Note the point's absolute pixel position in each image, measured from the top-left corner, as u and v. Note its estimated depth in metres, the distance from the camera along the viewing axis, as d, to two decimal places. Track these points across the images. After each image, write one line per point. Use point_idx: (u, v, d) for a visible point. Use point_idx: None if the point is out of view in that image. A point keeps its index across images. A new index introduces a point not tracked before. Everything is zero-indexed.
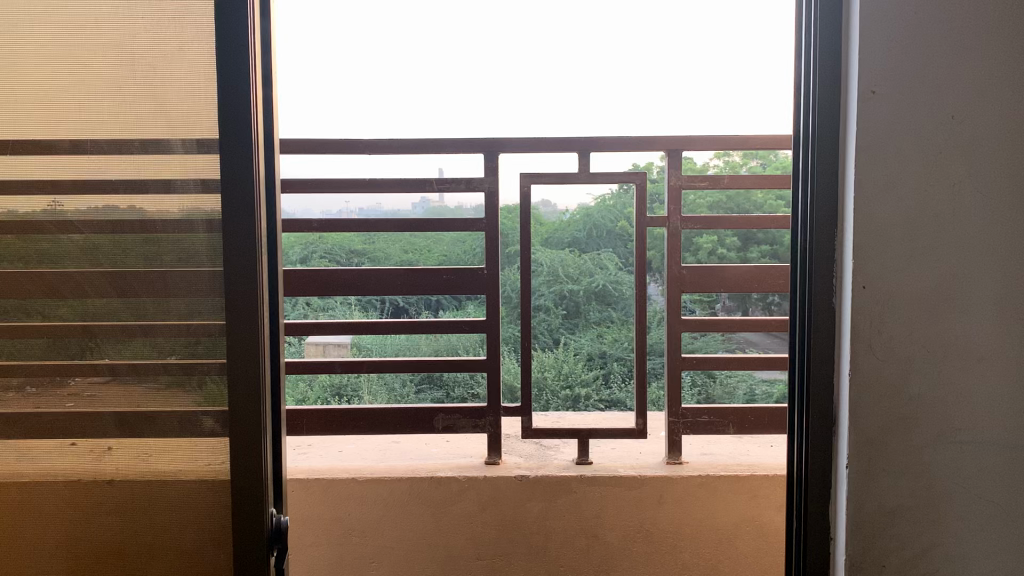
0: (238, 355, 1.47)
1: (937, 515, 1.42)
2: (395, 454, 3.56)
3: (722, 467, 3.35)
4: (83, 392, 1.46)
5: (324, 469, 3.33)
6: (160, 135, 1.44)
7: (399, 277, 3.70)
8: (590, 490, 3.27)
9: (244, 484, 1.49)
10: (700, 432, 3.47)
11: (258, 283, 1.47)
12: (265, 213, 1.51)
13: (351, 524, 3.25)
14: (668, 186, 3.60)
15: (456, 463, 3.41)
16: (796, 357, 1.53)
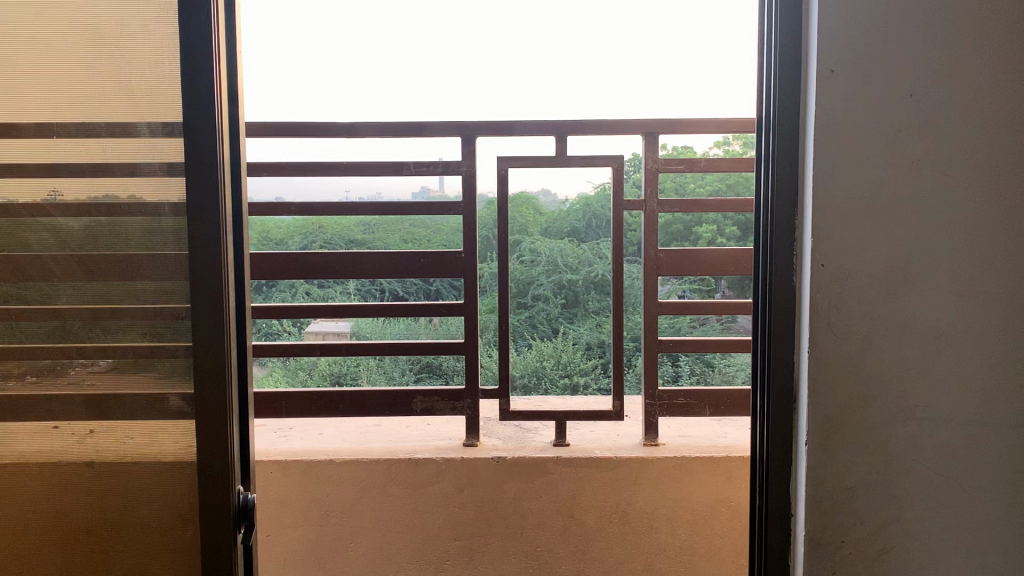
0: (203, 336, 1.48)
1: (895, 491, 1.44)
2: (376, 436, 3.57)
3: (698, 449, 3.38)
4: (83, 381, 1.48)
5: (303, 451, 3.35)
6: (126, 118, 1.45)
7: (377, 261, 3.73)
8: (566, 471, 3.29)
9: (210, 464, 1.51)
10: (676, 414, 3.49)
11: (223, 266, 1.48)
12: (231, 197, 1.53)
13: (330, 506, 3.27)
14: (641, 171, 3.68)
15: (435, 445, 3.43)
16: (759, 338, 1.54)
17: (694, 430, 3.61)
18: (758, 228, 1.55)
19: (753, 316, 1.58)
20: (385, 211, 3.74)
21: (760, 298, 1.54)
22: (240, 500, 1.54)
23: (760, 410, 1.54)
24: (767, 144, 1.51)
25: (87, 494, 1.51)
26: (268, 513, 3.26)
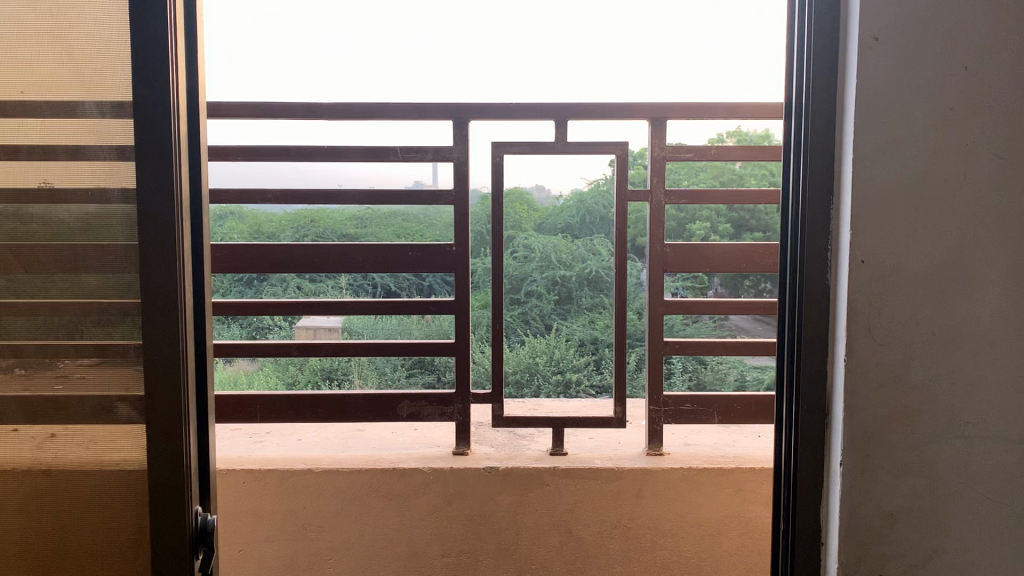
0: (155, 338, 1.30)
1: (940, 518, 1.26)
2: (360, 443, 3.32)
3: (705, 459, 3.14)
4: (73, 375, 1.31)
5: (278, 459, 3.09)
6: (72, 96, 1.27)
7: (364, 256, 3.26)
8: (563, 483, 3.04)
9: (162, 480, 1.32)
10: (682, 422, 3.21)
11: (177, 259, 1.29)
12: (187, 182, 1.34)
13: (307, 519, 3.01)
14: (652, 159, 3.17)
15: (423, 454, 3.17)
16: (786, 345, 1.37)
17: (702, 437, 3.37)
18: (786, 220, 1.38)
19: (779, 319, 1.41)
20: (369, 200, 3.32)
21: (788, 300, 1.36)
22: (198, 521, 1.36)
23: (787, 424, 1.36)
24: (798, 125, 1.33)
25: (45, 510, 1.34)
26: (240, 526, 3.01)
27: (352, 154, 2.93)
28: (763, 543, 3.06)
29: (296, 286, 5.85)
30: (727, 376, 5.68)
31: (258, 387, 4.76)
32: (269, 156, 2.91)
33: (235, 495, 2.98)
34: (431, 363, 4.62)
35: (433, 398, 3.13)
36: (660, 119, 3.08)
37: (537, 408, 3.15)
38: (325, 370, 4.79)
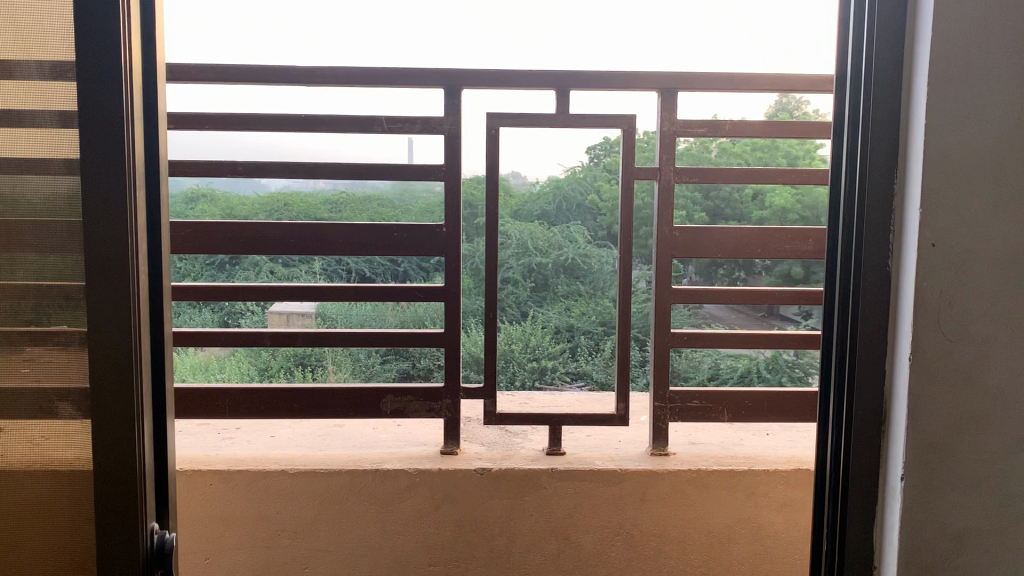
0: (104, 329, 1.10)
1: (1011, 539, 1.10)
2: (338, 440, 2.86)
3: (713, 459, 2.66)
4: (39, 359, 1.11)
5: (249, 459, 2.63)
6: (6, 54, 1.08)
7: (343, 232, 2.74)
8: (562, 486, 2.57)
9: (110, 492, 1.12)
10: (690, 420, 2.71)
11: (128, 239, 1.09)
12: (141, 155, 1.13)
13: (280, 524, 2.57)
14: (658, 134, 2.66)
15: (404, 451, 2.71)
16: (834, 338, 1.20)
17: (713, 429, 3.03)
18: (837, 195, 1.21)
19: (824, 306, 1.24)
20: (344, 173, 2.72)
21: (838, 286, 1.19)
22: (154, 540, 1.16)
23: (835, 426, 1.19)
24: (854, 88, 1.16)
25: None
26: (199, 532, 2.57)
27: (330, 123, 2.66)
28: (778, 551, 2.63)
29: (269, 269, 5.58)
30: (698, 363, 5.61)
31: (228, 375, 4.49)
32: (239, 123, 2.64)
33: (194, 496, 2.53)
34: (405, 352, 4.70)
35: (419, 391, 2.70)
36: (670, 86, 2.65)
37: (528, 403, 2.85)
38: (297, 357, 4.57)
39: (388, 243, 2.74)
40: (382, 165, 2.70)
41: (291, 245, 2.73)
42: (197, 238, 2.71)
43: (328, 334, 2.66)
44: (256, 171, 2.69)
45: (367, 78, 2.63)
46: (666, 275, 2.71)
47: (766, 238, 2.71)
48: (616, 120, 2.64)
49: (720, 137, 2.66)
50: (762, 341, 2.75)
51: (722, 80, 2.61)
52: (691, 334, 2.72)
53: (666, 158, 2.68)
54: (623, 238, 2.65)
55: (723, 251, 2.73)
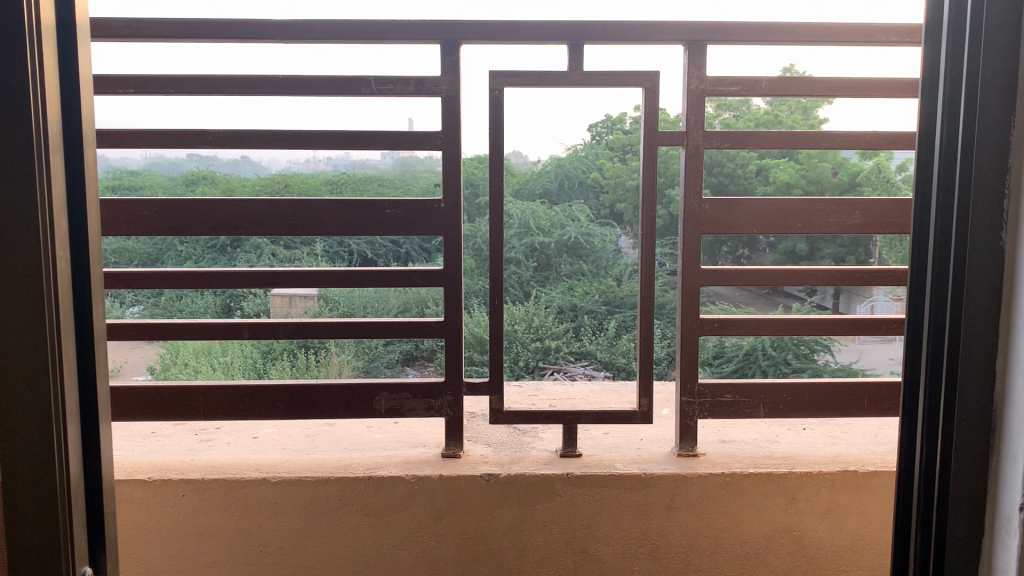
0: (8, 333, 0.87)
1: None
2: (326, 441, 2.64)
3: (749, 460, 2.44)
4: None
5: (228, 465, 2.41)
6: None
7: (331, 209, 2.49)
8: (579, 494, 2.35)
9: (18, 536, 0.89)
10: (722, 417, 2.49)
11: (37, 220, 0.86)
12: (54, 122, 0.89)
13: (263, 539, 2.36)
14: (689, 92, 2.41)
15: (402, 456, 2.48)
16: (926, 341, 0.98)
17: (740, 425, 2.81)
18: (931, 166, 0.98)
19: (913, 302, 1.02)
20: (333, 143, 2.47)
21: (932, 277, 0.97)
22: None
23: (925, 447, 0.98)
24: (960, 32, 0.93)
25: None
26: (172, 548, 2.35)
27: (315, 86, 2.41)
28: (817, 560, 2.41)
29: (270, 251, 5.47)
30: (704, 346, 6.03)
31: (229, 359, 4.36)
32: (210, 88, 2.40)
33: (168, 508, 2.32)
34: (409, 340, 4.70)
35: (417, 387, 2.47)
36: (700, 40, 2.39)
37: (538, 399, 2.62)
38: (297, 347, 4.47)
39: (380, 222, 2.50)
40: (374, 134, 2.46)
41: (270, 225, 2.49)
42: (164, 217, 2.46)
43: (315, 325, 2.42)
44: (229, 140, 2.44)
45: (356, 35, 2.38)
46: (694, 255, 2.47)
47: (807, 212, 2.47)
48: (637, 78, 2.39)
49: (754, 96, 2.43)
50: (799, 326, 2.51)
51: (754, 31, 2.37)
52: (720, 321, 2.49)
53: (694, 121, 2.44)
54: (645, 213, 2.41)
55: (757, 226, 2.49)
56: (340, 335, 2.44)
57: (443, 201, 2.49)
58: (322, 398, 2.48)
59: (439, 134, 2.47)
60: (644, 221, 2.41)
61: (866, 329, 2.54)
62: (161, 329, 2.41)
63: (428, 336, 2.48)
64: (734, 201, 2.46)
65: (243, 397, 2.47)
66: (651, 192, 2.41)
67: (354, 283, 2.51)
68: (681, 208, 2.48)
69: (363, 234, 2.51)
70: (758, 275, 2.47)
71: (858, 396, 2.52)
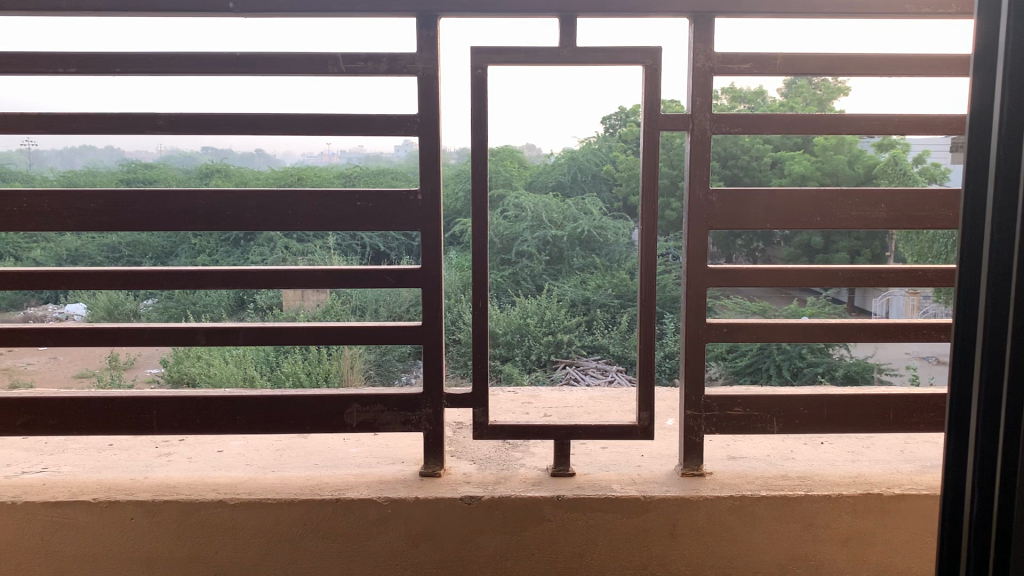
0: None
1: None
2: (297, 456, 2.47)
3: (758, 481, 2.25)
4: None
5: (184, 483, 2.25)
6: None
7: (298, 204, 2.31)
8: (570, 519, 2.17)
9: None
10: (730, 433, 2.30)
11: None
12: None
13: (225, 567, 2.19)
14: (693, 69, 2.22)
15: (375, 474, 2.31)
16: (982, 343, 0.91)
17: (749, 440, 2.63)
18: (988, 142, 0.89)
19: (963, 298, 0.93)
20: (300, 128, 2.29)
21: (989, 271, 0.90)
22: None
23: (983, 434, 0.91)
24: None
25: None
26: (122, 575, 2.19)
27: (279, 63, 2.25)
28: None
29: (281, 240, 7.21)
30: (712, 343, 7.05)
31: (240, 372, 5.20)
32: (162, 67, 2.25)
33: (116, 532, 2.17)
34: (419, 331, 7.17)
35: (392, 399, 2.29)
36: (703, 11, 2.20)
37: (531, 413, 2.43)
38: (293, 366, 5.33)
39: (350, 215, 2.32)
40: (345, 117, 2.27)
41: (225, 219, 2.31)
42: (109, 208, 2.30)
43: (278, 330, 2.25)
44: (179, 125, 2.27)
45: (325, 8, 2.21)
46: (700, 252, 2.28)
47: (829, 205, 2.28)
48: (635, 53, 2.21)
49: (768, 73, 2.22)
50: (815, 332, 2.31)
51: (761, 1, 2.18)
52: (728, 324, 2.29)
53: (701, 103, 2.25)
54: (645, 206, 2.22)
55: (771, 221, 2.29)
56: (306, 340, 2.27)
57: (420, 193, 2.31)
58: (291, 409, 2.30)
59: (417, 114, 2.28)
60: (643, 214, 2.22)
61: (890, 335, 2.34)
62: (111, 331, 2.26)
63: (403, 342, 2.30)
64: (746, 190, 2.26)
65: (202, 409, 2.30)
66: (654, 183, 2.22)
67: (321, 284, 2.34)
68: (687, 199, 2.29)
69: (330, 231, 2.33)
70: (769, 274, 2.28)
71: (883, 409, 2.32)
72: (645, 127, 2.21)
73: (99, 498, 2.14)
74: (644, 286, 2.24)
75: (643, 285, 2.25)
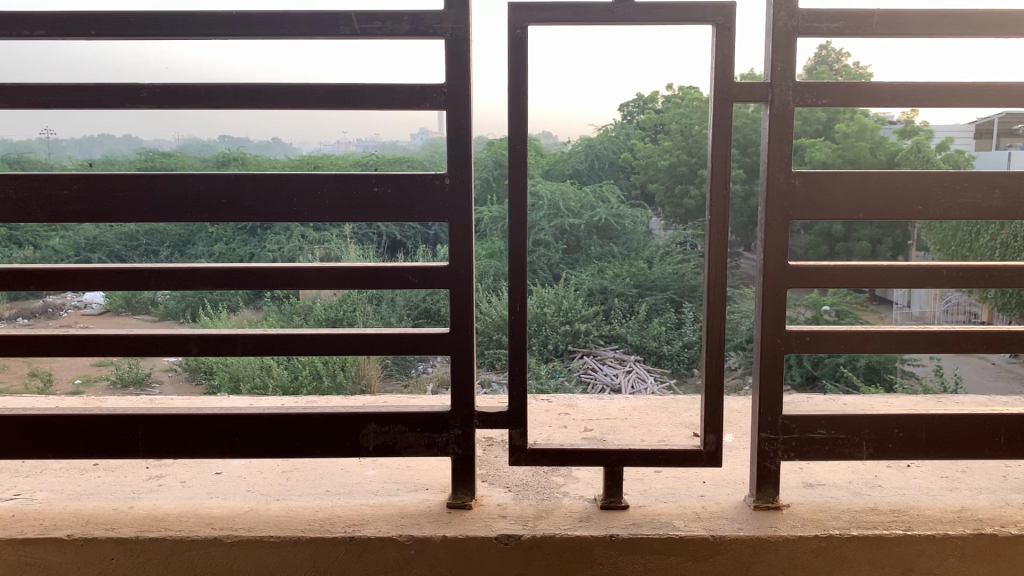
0: None
1: None
2: (309, 483, 2.26)
3: (840, 518, 2.01)
4: None
5: (172, 515, 2.04)
6: None
7: (304, 189, 2.08)
8: (624, 562, 1.93)
9: None
10: (811, 459, 2.06)
11: None
12: None
13: None
14: (772, 30, 1.97)
15: (397, 505, 2.09)
16: None
17: (818, 467, 2.41)
18: None
19: None
20: (308, 101, 2.08)
21: None
22: None
23: None
24: None
25: None
26: None
27: (288, 24, 2.06)
28: None
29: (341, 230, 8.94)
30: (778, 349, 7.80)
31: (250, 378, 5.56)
32: (149, 30, 2.09)
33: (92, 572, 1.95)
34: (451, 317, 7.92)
35: (415, 421, 2.06)
36: None
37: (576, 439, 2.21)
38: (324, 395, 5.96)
39: (365, 203, 2.08)
40: (362, 89, 2.06)
41: (222, 206, 2.08)
42: (85, 196, 2.08)
43: (282, 335, 2.03)
44: (164, 97, 2.09)
45: None
46: (779, 245, 2.03)
47: (931, 190, 2.03)
48: (708, 10, 1.99)
49: (861, 32, 1.97)
50: (917, 340, 2.06)
51: None
52: (811, 332, 2.04)
53: (781, 71, 2.02)
54: (713, 197, 2.02)
55: (862, 210, 2.04)
56: (316, 346, 2.05)
57: (448, 176, 2.07)
58: (308, 427, 2.08)
59: (458, 82, 2.06)
60: (712, 206, 2.01)
61: (1003, 346, 2.08)
62: (92, 337, 2.05)
63: (423, 350, 2.07)
64: (831, 173, 2.01)
65: (194, 431, 2.08)
66: (727, 171, 2.01)
67: (331, 287, 2.10)
68: (764, 184, 2.05)
69: (345, 221, 2.08)
70: (857, 272, 2.02)
71: (991, 433, 2.07)
72: (719, 97, 1.97)
73: (74, 535, 1.92)
74: (712, 285, 2.03)
75: (712, 288, 2.03)
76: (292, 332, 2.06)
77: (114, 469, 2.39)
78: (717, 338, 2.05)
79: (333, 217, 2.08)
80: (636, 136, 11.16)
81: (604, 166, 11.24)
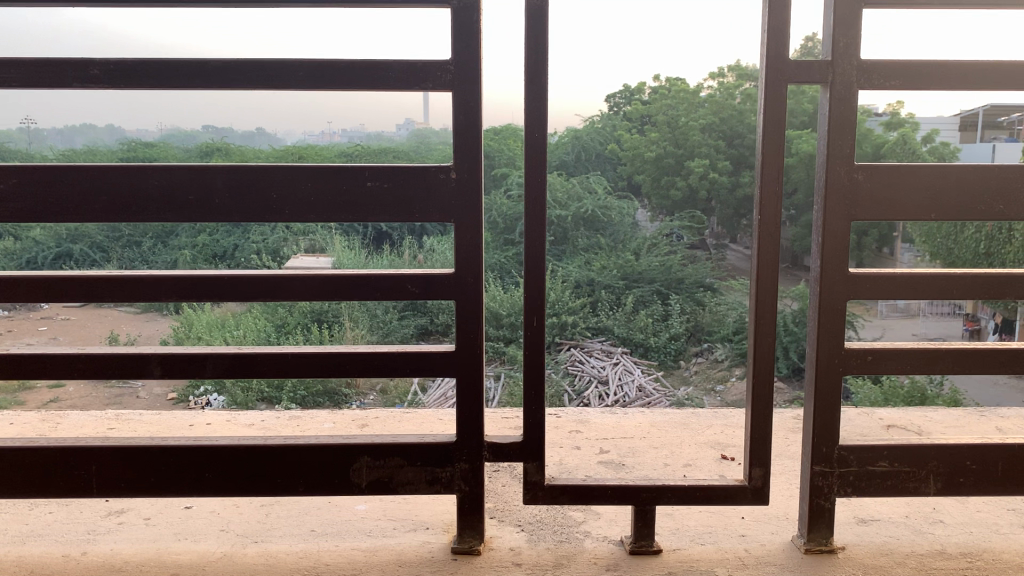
0: None
1: None
2: (300, 523, 2.07)
3: (895, 565, 1.84)
4: None
5: (141, 562, 1.84)
6: None
7: (290, 184, 1.87)
8: None
9: None
10: (868, 495, 1.89)
11: None
12: None
13: None
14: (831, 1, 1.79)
15: (395, 549, 1.90)
16: None
17: (867, 499, 2.26)
18: None
19: None
20: (289, 79, 1.90)
21: None
22: None
23: None
24: None
25: None
26: None
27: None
28: None
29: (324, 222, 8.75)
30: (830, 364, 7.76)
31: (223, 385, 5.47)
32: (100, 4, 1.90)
33: None
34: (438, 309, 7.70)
35: (419, 456, 1.87)
36: None
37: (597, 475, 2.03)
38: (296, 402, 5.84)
39: (357, 199, 1.88)
40: (348, 70, 1.87)
41: (190, 204, 1.87)
42: (28, 192, 1.87)
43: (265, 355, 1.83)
44: (119, 74, 1.91)
45: None
46: (837, 248, 1.85)
47: (1011, 189, 1.88)
48: None
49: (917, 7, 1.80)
50: (987, 360, 1.90)
51: None
52: (872, 351, 1.86)
53: (840, 46, 1.83)
54: (762, 194, 1.84)
55: (934, 209, 1.86)
56: (313, 367, 1.85)
57: (454, 170, 1.88)
58: (305, 459, 1.88)
59: (471, 62, 1.87)
60: (761, 205, 1.83)
61: None
62: (40, 358, 1.84)
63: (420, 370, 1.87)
64: (895, 165, 1.83)
65: (163, 466, 1.88)
66: (779, 167, 1.83)
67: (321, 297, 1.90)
68: (820, 179, 1.86)
69: (336, 221, 1.88)
70: (926, 282, 1.84)
71: None
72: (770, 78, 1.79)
73: None
74: (760, 293, 1.85)
75: (757, 299, 1.85)
76: (287, 354, 1.86)
77: (72, 503, 2.19)
78: (764, 356, 1.86)
79: (326, 215, 1.89)
80: (624, 127, 11.02)
81: (591, 156, 11.09)
